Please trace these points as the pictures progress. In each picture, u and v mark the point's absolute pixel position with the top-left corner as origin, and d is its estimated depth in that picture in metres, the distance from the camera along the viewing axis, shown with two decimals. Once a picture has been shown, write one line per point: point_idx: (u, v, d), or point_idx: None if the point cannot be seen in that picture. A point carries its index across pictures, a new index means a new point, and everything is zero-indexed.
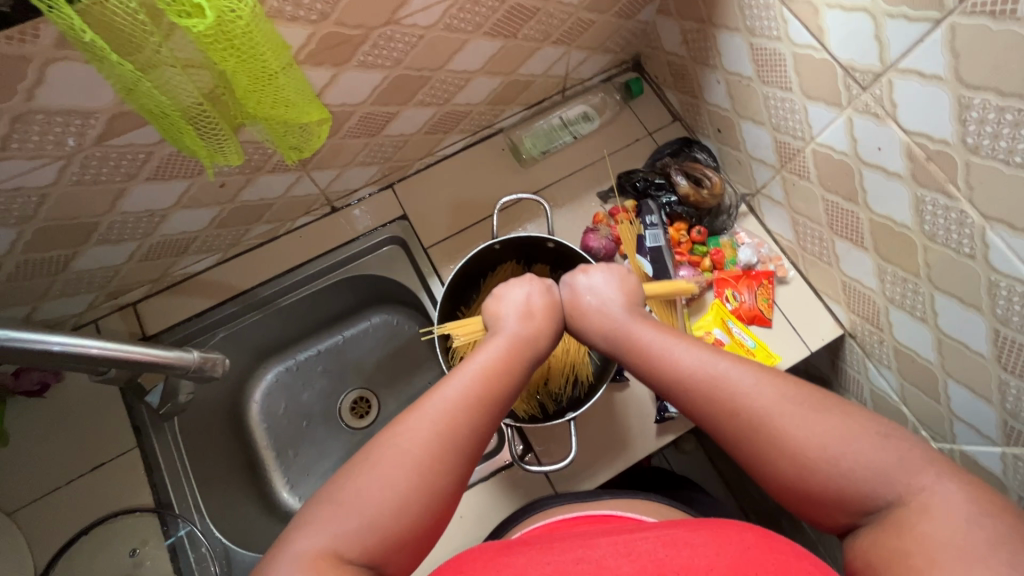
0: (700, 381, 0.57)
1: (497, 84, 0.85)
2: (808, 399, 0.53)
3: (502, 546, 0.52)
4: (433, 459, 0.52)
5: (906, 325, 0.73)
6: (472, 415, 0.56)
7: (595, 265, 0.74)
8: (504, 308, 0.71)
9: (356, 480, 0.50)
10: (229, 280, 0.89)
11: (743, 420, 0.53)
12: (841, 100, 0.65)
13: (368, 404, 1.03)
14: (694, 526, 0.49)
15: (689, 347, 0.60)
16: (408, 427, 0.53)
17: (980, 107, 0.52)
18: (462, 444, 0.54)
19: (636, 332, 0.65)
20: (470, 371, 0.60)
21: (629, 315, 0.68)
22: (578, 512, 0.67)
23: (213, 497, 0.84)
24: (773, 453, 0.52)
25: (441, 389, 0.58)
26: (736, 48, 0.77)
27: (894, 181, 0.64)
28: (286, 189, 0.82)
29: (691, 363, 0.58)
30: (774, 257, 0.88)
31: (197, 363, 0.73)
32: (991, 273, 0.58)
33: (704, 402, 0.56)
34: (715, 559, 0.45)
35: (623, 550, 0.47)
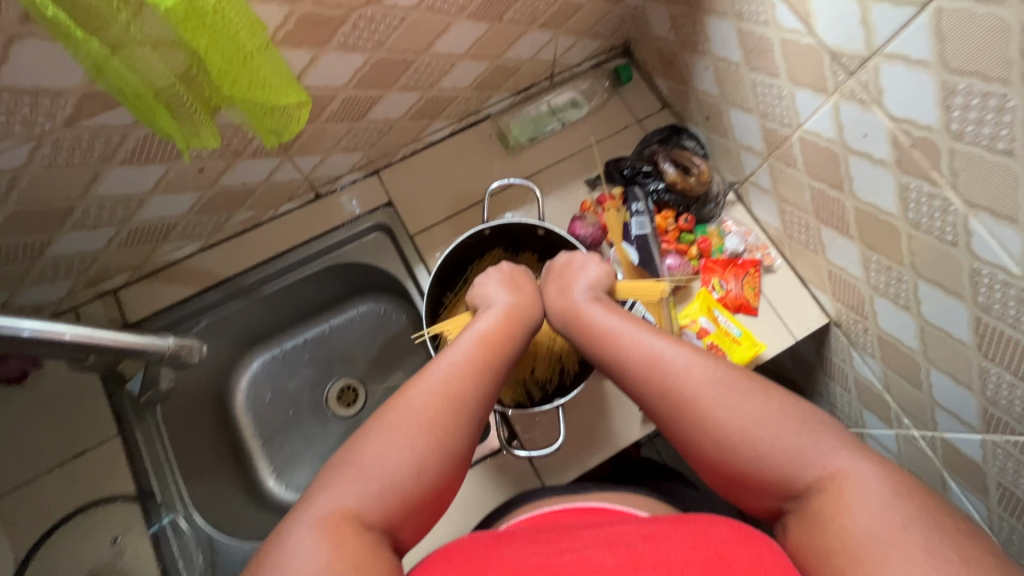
0: (637, 359, 0.58)
1: (483, 69, 0.83)
2: (732, 381, 0.53)
3: (492, 537, 0.51)
4: (452, 420, 0.53)
5: (890, 313, 0.73)
6: (482, 376, 0.57)
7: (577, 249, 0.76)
8: (489, 286, 0.72)
9: (378, 446, 0.50)
10: (211, 268, 0.87)
11: (666, 396, 0.55)
12: (828, 86, 0.65)
13: (355, 393, 1.02)
14: (676, 522, 0.50)
15: (634, 328, 0.62)
16: (422, 391, 0.54)
17: (965, 92, 0.51)
18: (475, 405, 0.55)
19: (588, 312, 0.66)
20: (468, 339, 0.61)
21: (584, 296, 0.68)
22: (568, 504, 0.67)
23: (197, 485, 0.84)
24: (689, 430, 0.53)
25: (445, 355, 0.58)
26: (725, 33, 0.76)
27: (879, 168, 0.64)
28: (269, 175, 0.80)
29: (634, 342, 0.60)
30: (761, 245, 0.88)
31: (174, 350, 0.72)
32: (974, 261, 0.58)
33: (636, 379, 0.58)
34: (690, 552, 0.46)
35: (605, 541, 0.48)
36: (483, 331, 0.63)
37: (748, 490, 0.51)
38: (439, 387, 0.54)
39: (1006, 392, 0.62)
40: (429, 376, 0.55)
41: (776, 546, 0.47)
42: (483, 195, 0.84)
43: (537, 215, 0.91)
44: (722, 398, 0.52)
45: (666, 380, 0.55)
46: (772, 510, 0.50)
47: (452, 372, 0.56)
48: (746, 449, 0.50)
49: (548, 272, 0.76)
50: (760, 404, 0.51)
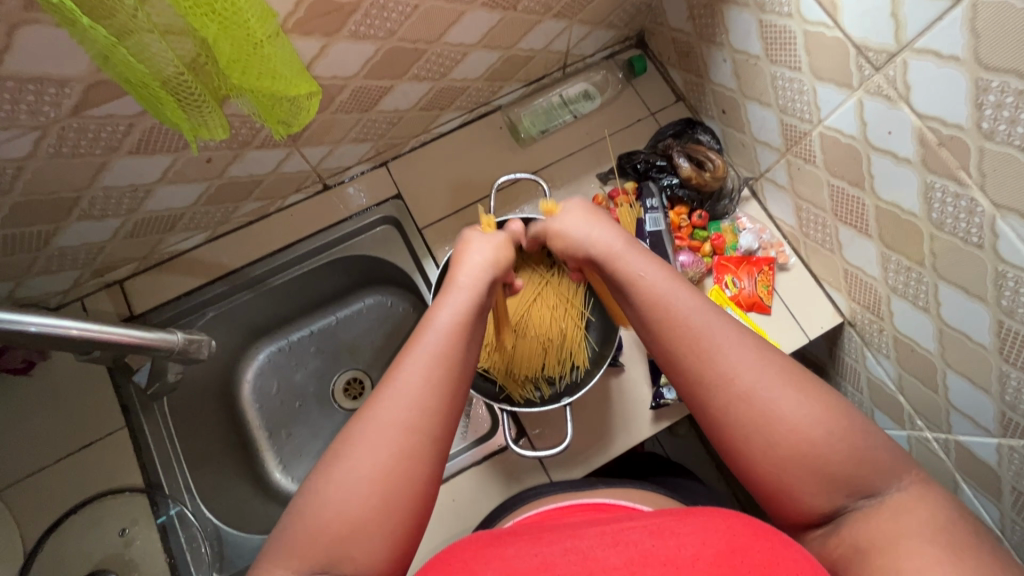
0: (683, 324, 0.56)
1: (495, 59, 0.81)
2: (794, 377, 0.51)
3: (491, 537, 0.51)
4: (395, 469, 0.47)
5: (907, 314, 0.72)
6: (432, 405, 0.50)
7: (586, 212, 0.72)
8: (461, 269, 0.66)
9: (314, 508, 0.46)
10: (218, 259, 0.87)
11: (706, 361, 0.53)
12: (852, 80, 0.63)
13: (361, 385, 1.02)
14: (681, 514, 0.48)
15: (685, 294, 0.58)
16: (360, 433, 0.48)
17: (998, 89, 0.49)
18: (425, 439, 0.49)
19: (632, 271, 0.63)
20: (419, 358, 0.53)
21: (627, 248, 0.66)
22: (573, 501, 0.66)
23: (204, 477, 0.84)
24: (718, 399, 0.52)
25: (394, 378, 0.52)
26: (745, 25, 0.74)
27: (902, 167, 0.62)
28: (276, 166, 0.79)
29: (685, 310, 0.57)
30: (775, 243, 0.87)
31: (181, 345, 0.72)
32: (999, 263, 0.57)
33: (668, 337, 0.56)
34: (701, 547, 0.44)
35: (610, 540, 0.46)
36: (440, 343, 0.55)
37: (756, 477, 0.50)
38: (379, 429, 0.48)
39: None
40: (373, 411, 0.50)
41: (791, 541, 0.46)
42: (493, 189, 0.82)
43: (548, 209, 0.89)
44: (782, 392, 0.50)
45: (713, 346, 0.54)
46: (807, 510, 0.49)
47: (402, 405, 0.50)
48: (776, 431, 0.49)
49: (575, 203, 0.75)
50: (815, 402, 0.50)
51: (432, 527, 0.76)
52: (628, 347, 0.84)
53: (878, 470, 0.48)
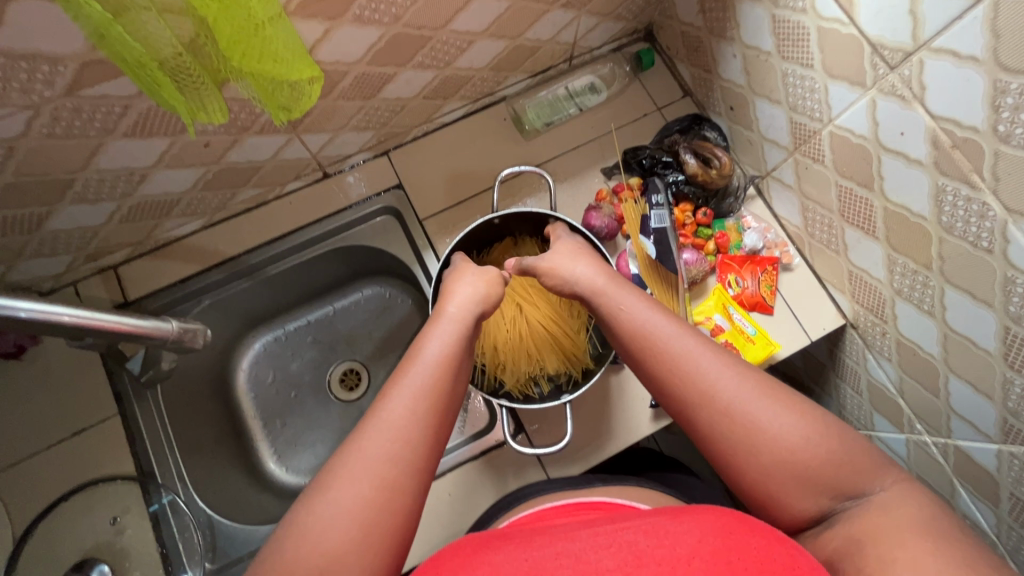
0: (664, 347, 0.56)
1: (501, 48, 0.80)
2: (774, 391, 0.51)
3: (481, 542, 0.50)
4: (375, 501, 0.46)
5: (911, 318, 0.72)
6: (414, 438, 0.50)
7: (571, 246, 0.70)
8: (450, 299, 0.63)
9: (292, 541, 0.44)
10: (215, 246, 0.85)
11: (690, 382, 0.53)
12: (866, 79, 0.62)
13: (358, 376, 1.01)
14: (677, 514, 0.47)
15: (665, 321, 0.58)
16: (341, 467, 0.47)
17: (1017, 92, 0.48)
18: (408, 472, 0.48)
19: (617, 300, 0.62)
20: (403, 393, 0.52)
21: (610, 283, 0.64)
22: (570, 500, 0.66)
23: (196, 467, 0.83)
24: (703, 416, 0.52)
25: (377, 413, 0.51)
26: (757, 20, 0.72)
27: (914, 169, 0.61)
28: (276, 153, 0.77)
29: (666, 334, 0.57)
30: (780, 243, 0.86)
31: (176, 334, 0.71)
32: (1008, 269, 0.56)
33: (650, 359, 0.56)
34: (696, 547, 0.43)
35: (604, 542, 0.45)
36: (426, 375, 0.54)
37: (749, 484, 0.50)
38: (360, 462, 0.47)
39: None
40: (354, 445, 0.49)
41: (789, 540, 0.45)
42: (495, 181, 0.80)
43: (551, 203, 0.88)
44: (766, 406, 0.50)
45: (693, 369, 0.53)
46: (796, 513, 0.49)
47: (386, 440, 0.49)
48: (761, 447, 0.49)
49: (566, 242, 0.71)
50: (801, 414, 0.50)
51: (427, 520, 0.76)
52: None
53: (877, 477, 0.48)
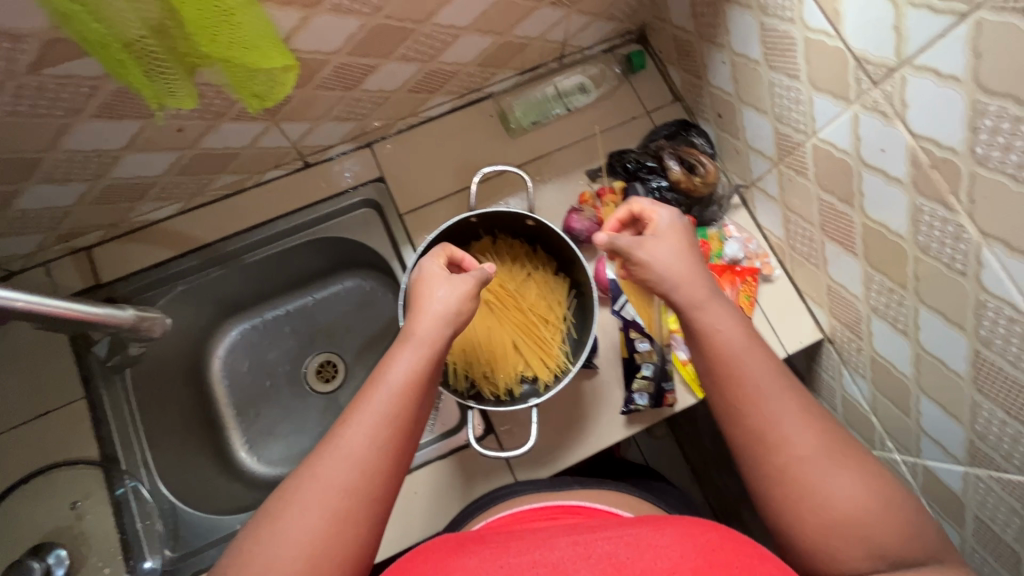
0: (748, 389, 0.56)
1: (488, 44, 0.78)
2: (844, 458, 0.51)
3: (454, 545, 0.49)
4: (326, 530, 0.46)
5: (886, 336, 0.71)
6: (369, 468, 0.49)
7: (674, 240, 0.65)
8: (420, 317, 0.58)
9: (244, 563, 0.45)
10: (191, 231, 0.84)
11: (764, 425, 0.54)
12: (850, 93, 0.61)
13: (335, 368, 1.00)
14: (660, 526, 0.47)
15: (751, 362, 0.57)
16: (295, 495, 0.48)
17: (995, 114, 0.48)
18: (361, 501, 0.48)
19: (710, 322, 0.59)
20: (363, 419, 0.51)
21: (710, 297, 0.61)
22: (547, 502, 0.66)
23: (163, 455, 0.82)
24: (770, 461, 0.53)
25: (334, 441, 0.50)
26: (746, 28, 0.71)
27: (893, 187, 0.61)
28: (253, 140, 0.75)
29: (754, 373, 0.56)
30: (761, 254, 0.85)
31: (132, 321, 0.70)
32: (981, 293, 0.56)
33: (730, 394, 0.56)
34: (678, 561, 0.42)
35: (582, 552, 0.44)
36: (388, 402, 0.53)
37: (801, 537, 0.50)
38: (315, 489, 0.48)
39: (995, 428, 0.61)
40: (310, 474, 0.49)
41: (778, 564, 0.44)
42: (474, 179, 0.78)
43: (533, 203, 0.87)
44: (832, 468, 0.51)
45: (772, 415, 0.54)
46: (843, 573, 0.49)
47: (340, 469, 0.49)
48: (819, 504, 0.50)
49: (669, 233, 0.66)
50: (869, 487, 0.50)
51: (393, 518, 0.76)
52: (604, 349, 0.82)
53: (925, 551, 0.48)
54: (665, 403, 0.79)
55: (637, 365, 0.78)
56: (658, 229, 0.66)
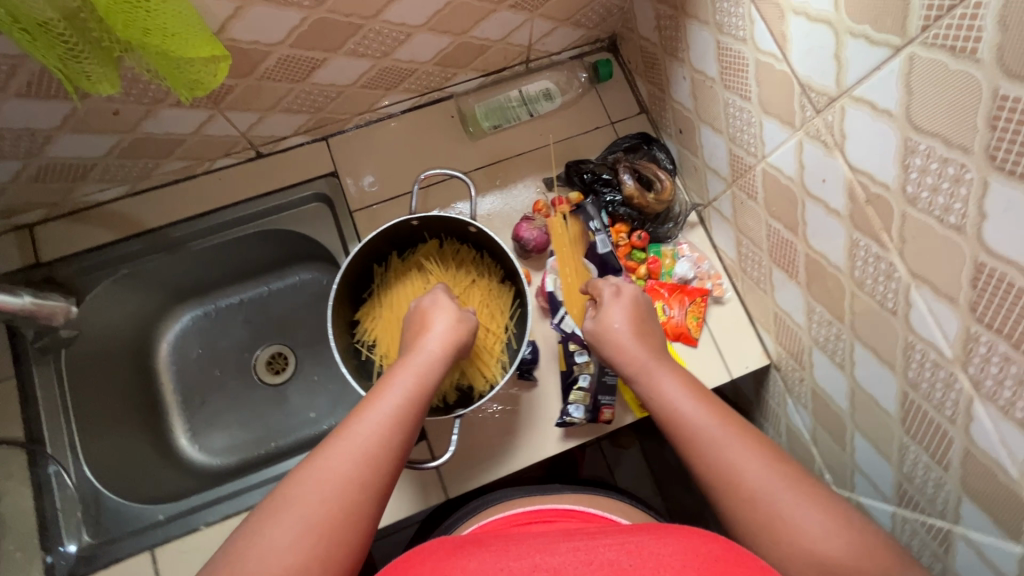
0: (692, 432, 0.57)
1: (445, 44, 0.77)
2: (793, 489, 0.51)
3: (453, 546, 0.47)
4: (334, 521, 0.46)
5: (826, 368, 0.70)
6: (378, 464, 0.50)
7: (615, 306, 0.68)
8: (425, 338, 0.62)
9: (248, 550, 0.44)
10: (137, 215, 0.83)
11: (717, 470, 0.54)
12: (796, 119, 0.59)
13: (285, 361, 0.99)
14: (661, 533, 0.45)
15: (697, 406, 0.58)
16: (304, 487, 0.47)
17: (925, 153, 0.46)
18: (367, 497, 0.49)
19: (654, 374, 0.62)
20: (375, 416, 0.53)
21: (652, 360, 0.64)
22: (539, 506, 0.67)
23: (96, 439, 0.81)
24: (735, 507, 0.53)
25: (344, 436, 0.51)
26: (704, 44, 0.69)
27: (833, 219, 0.59)
28: (198, 128, 0.74)
29: (695, 418, 0.58)
30: (713, 275, 0.83)
31: (25, 308, 0.74)
32: (909, 334, 0.55)
33: (683, 446, 0.57)
34: (681, 571, 0.41)
35: (584, 557, 0.42)
36: (397, 404, 0.54)
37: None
38: (326, 479, 0.48)
39: (921, 471, 0.60)
40: (320, 466, 0.49)
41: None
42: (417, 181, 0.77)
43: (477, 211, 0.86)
44: (795, 500, 0.51)
45: (723, 453, 0.55)
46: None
47: (350, 461, 0.49)
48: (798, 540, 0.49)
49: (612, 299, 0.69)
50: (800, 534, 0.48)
51: None
52: (545, 360, 0.81)
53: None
54: (604, 418, 0.76)
55: (574, 377, 0.77)
56: (602, 299, 0.70)
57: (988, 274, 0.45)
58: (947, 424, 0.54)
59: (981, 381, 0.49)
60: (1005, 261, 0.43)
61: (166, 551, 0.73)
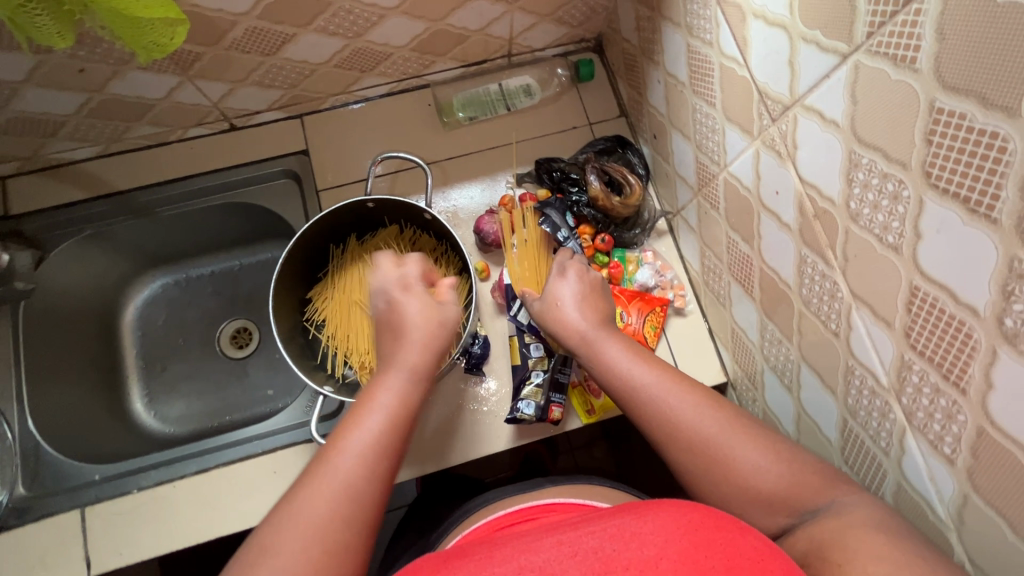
0: (635, 395, 0.56)
1: (420, 30, 0.76)
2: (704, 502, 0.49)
3: (438, 561, 0.43)
4: (319, 566, 0.43)
5: (775, 390, 0.67)
6: (361, 493, 0.48)
7: (560, 277, 0.68)
8: (408, 346, 0.59)
9: None
10: (107, 176, 0.84)
11: (658, 422, 0.54)
12: (754, 127, 0.57)
13: (249, 336, 0.97)
14: (640, 508, 0.43)
15: (636, 364, 0.58)
16: (285, 530, 0.44)
17: (867, 168, 0.44)
18: (354, 527, 0.46)
19: (595, 342, 0.62)
20: (356, 446, 0.49)
21: (597, 328, 0.63)
22: (523, 503, 0.60)
23: (46, 394, 0.81)
24: (679, 456, 0.53)
25: (324, 469, 0.48)
26: (676, 47, 0.68)
27: (784, 232, 0.57)
28: (168, 93, 0.75)
29: (636, 377, 0.57)
30: (676, 285, 0.81)
31: None
32: (850, 358, 0.52)
33: (627, 407, 0.57)
34: (665, 547, 0.39)
35: (568, 551, 0.39)
36: (377, 425, 0.51)
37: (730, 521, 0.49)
38: (304, 522, 0.45)
39: None
40: (300, 502, 0.46)
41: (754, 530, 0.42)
42: (374, 164, 0.77)
43: (436, 204, 0.85)
44: None
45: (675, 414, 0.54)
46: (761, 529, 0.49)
47: (331, 495, 0.46)
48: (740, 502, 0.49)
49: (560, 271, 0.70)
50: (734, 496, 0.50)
51: (247, 494, 0.74)
52: (496, 355, 0.80)
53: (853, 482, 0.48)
54: (554, 417, 0.74)
55: (527, 373, 0.76)
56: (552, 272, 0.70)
57: (922, 298, 0.43)
58: (882, 455, 0.52)
59: (913, 412, 0.47)
60: (937, 285, 0.41)
61: (96, 511, 0.73)
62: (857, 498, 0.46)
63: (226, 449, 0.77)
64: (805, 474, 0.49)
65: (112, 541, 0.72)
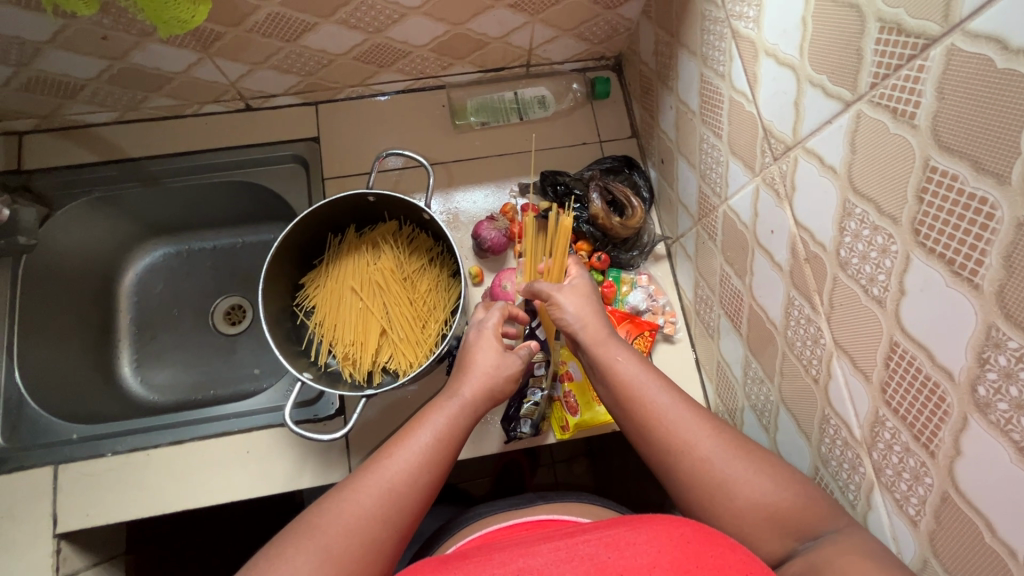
0: (651, 405, 0.57)
1: (440, 31, 0.77)
2: None
3: (438, 562, 0.43)
4: (354, 558, 0.46)
5: (753, 428, 0.67)
6: (401, 501, 0.50)
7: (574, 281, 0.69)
8: (470, 373, 0.61)
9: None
10: (120, 142, 0.86)
11: (663, 439, 0.55)
12: (756, 163, 0.57)
13: (243, 313, 0.98)
14: (632, 521, 0.43)
15: (653, 376, 0.59)
16: (327, 521, 0.48)
17: (860, 218, 0.44)
18: (389, 532, 0.49)
19: (610, 350, 0.62)
20: (408, 454, 0.53)
21: (610, 336, 0.63)
22: (519, 518, 0.60)
23: (36, 348, 0.82)
24: (680, 477, 0.53)
25: (373, 471, 0.52)
26: (690, 75, 0.68)
27: (775, 272, 0.57)
28: (187, 68, 0.77)
29: (653, 390, 0.58)
30: (667, 312, 0.81)
31: None
32: (826, 406, 0.52)
33: (636, 414, 0.57)
34: (658, 558, 0.39)
35: (564, 556, 0.39)
36: (427, 442, 0.54)
37: None
38: (350, 513, 0.48)
39: None
40: (345, 497, 0.50)
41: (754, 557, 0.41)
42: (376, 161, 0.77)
43: (438, 205, 0.85)
44: None
45: (664, 442, 0.54)
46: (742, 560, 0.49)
47: (374, 497, 0.50)
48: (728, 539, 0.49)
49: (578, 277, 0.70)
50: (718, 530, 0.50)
51: (221, 472, 0.75)
52: None
53: (812, 523, 0.48)
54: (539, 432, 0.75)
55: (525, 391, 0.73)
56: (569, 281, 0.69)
57: (900, 354, 0.42)
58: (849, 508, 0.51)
59: (882, 468, 0.46)
60: (916, 344, 0.40)
61: (69, 469, 0.74)
62: (817, 551, 0.45)
63: (204, 423, 0.78)
64: (759, 518, 0.49)
65: (81, 502, 0.73)
